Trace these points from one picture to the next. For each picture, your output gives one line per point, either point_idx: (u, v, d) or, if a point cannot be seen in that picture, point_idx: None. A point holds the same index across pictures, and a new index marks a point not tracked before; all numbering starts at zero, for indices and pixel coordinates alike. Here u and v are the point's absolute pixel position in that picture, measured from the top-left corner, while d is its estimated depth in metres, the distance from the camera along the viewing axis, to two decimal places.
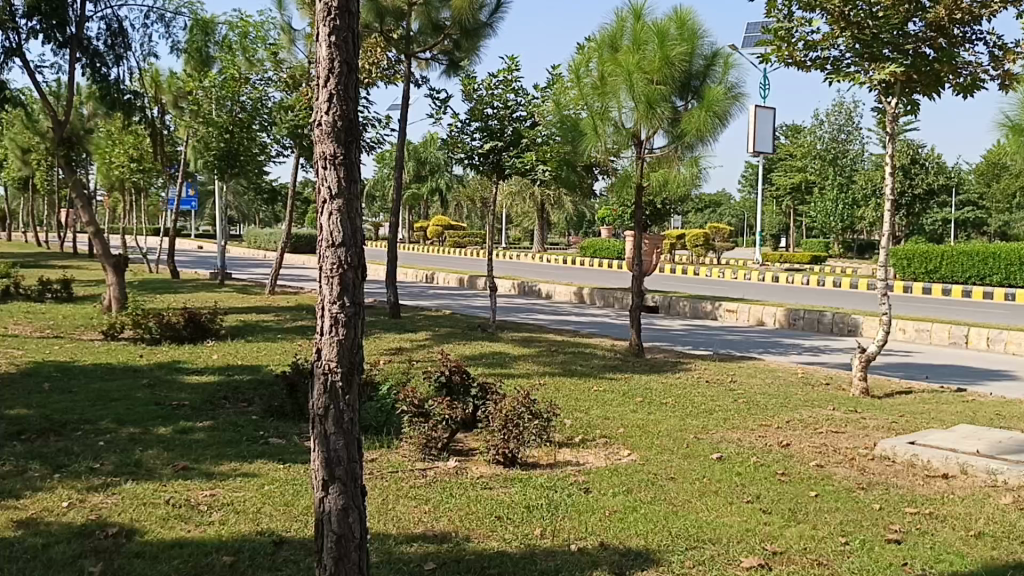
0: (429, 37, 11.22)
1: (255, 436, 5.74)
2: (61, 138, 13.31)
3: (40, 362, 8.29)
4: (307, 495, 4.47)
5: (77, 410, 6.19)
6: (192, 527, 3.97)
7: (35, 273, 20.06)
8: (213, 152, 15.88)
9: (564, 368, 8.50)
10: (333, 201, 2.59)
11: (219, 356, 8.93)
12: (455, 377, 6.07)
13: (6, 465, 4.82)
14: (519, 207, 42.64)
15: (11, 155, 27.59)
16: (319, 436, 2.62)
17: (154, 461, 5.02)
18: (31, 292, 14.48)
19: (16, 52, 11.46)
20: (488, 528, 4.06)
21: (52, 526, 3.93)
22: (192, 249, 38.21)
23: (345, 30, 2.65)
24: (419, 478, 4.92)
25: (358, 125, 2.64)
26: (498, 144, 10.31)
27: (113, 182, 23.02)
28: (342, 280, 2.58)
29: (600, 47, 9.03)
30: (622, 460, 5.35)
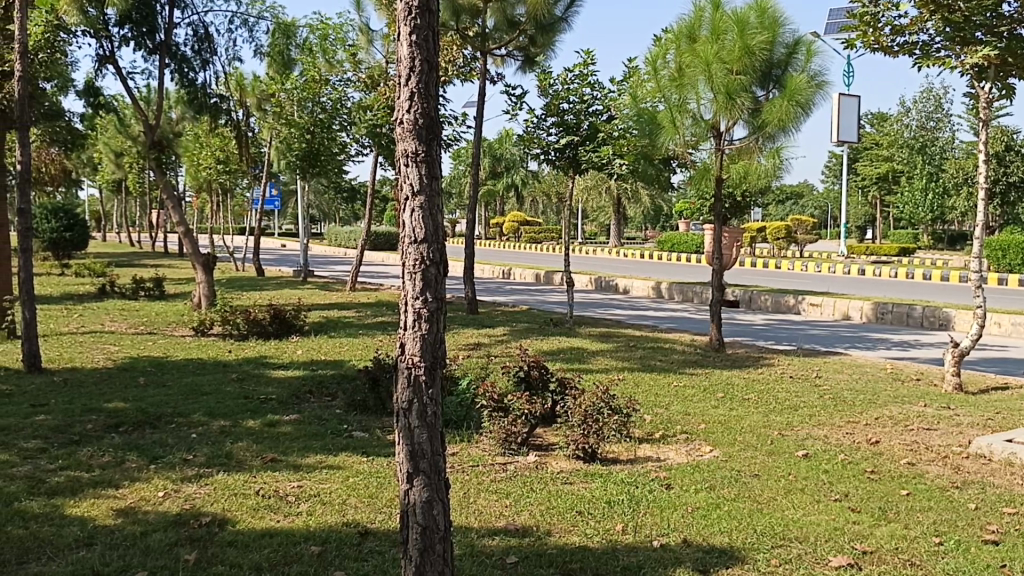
0: (504, 33, 11.23)
1: (339, 429, 5.87)
2: (152, 141, 13.79)
3: (135, 357, 8.65)
4: (390, 488, 4.55)
5: (171, 404, 6.42)
6: (281, 517, 4.09)
7: (129, 272, 20.90)
8: (295, 152, 16.33)
9: (643, 363, 8.44)
10: (415, 198, 2.62)
11: (304, 352, 9.15)
12: (534, 373, 6.08)
13: (106, 457, 5.03)
14: (596, 201, 42.44)
15: (105, 159, 28.80)
16: (403, 429, 2.65)
17: (244, 453, 5.18)
18: (126, 291, 15.07)
19: (109, 60, 11.96)
20: (570, 523, 4.07)
21: (149, 515, 4.10)
22: (275, 246, 39.17)
23: (425, 28, 2.66)
24: (499, 472, 4.96)
25: (439, 123, 2.67)
26: (574, 139, 10.35)
27: (201, 184, 23.81)
28: (425, 276, 2.61)
29: (678, 38, 8.93)
30: (704, 457, 5.28)
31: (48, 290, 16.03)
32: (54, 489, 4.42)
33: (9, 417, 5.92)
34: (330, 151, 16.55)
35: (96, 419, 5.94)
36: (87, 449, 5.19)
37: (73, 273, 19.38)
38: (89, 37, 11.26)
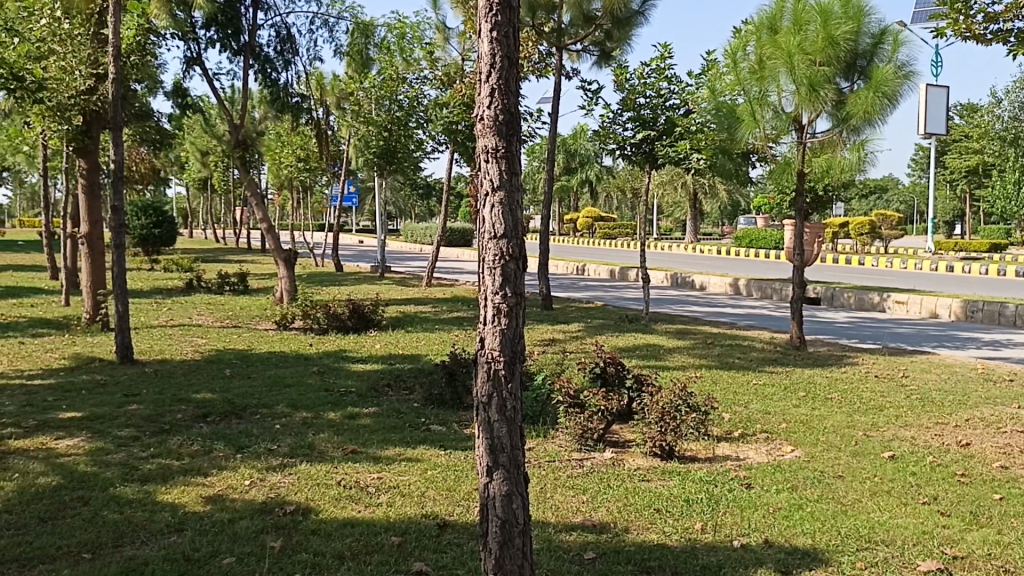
0: (580, 28, 11.19)
1: (417, 422, 5.95)
2: (236, 140, 14.18)
3: (221, 349, 8.93)
4: (468, 481, 4.59)
5: (256, 395, 6.61)
6: (362, 508, 4.17)
7: (215, 267, 21.55)
8: (373, 150, 16.58)
9: (720, 361, 8.32)
10: (495, 193, 2.64)
11: (382, 346, 9.30)
12: (610, 369, 6.04)
13: (195, 446, 5.20)
14: (671, 197, 41.95)
15: (192, 158, 29.76)
16: (483, 423, 2.68)
17: (325, 444, 5.29)
18: (211, 285, 15.53)
19: (196, 61, 12.36)
20: (648, 520, 4.04)
21: (236, 503, 4.23)
22: (353, 243, 39.89)
23: (506, 25, 2.67)
24: (576, 468, 4.95)
25: (519, 119, 2.68)
26: (651, 133, 10.20)
27: (283, 181, 24.39)
28: (504, 270, 2.62)
29: (758, 30, 8.79)
30: (786, 457, 5.18)
31: (139, 284, 16.65)
32: (146, 476, 4.59)
33: (105, 405, 6.18)
34: (407, 148, 16.76)
35: (186, 409, 6.16)
36: (177, 438, 5.38)
37: (162, 268, 20.11)
38: (178, 39, 11.67)
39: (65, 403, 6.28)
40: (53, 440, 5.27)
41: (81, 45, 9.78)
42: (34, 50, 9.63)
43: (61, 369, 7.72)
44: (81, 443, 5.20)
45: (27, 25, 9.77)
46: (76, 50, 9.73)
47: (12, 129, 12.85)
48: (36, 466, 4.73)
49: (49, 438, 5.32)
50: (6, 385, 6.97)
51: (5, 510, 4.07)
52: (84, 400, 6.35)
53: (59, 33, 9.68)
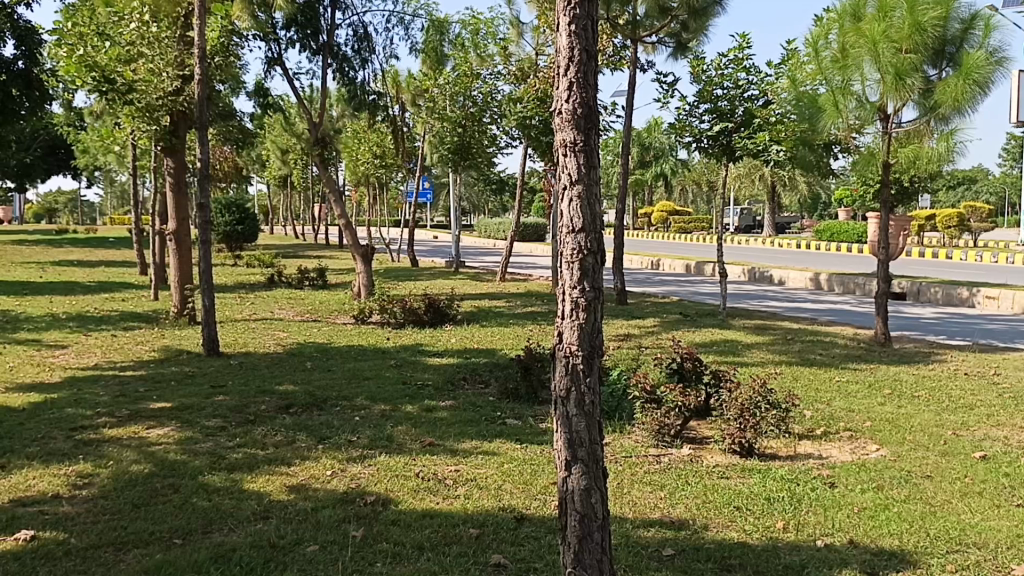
0: (655, 20, 11.07)
1: (493, 416, 5.99)
2: (315, 138, 14.47)
3: (302, 343, 9.13)
4: (544, 475, 4.61)
5: (336, 388, 6.75)
6: (440, 500, 4.22)
7: (294, 262, 22.05)
8: (448, 146, 16.73)
9: (801, 358, 8.14)
10: (573, 187, 2.63)
11: (458, 340, 9.39)
12: (687, 364, 5.96)
13: (279, 436, 5.34)
14: (749, 190, 41.17)
15: (273, 156, 30.50)
16: (561, 417, 2.68)
17: (404, 437, 5.37)
18: (292, 280, 15.91)
19: (277, 62, 12.66)
20: (727, 518, 3.99)
21: (319, 492, 4.33)
22: (429, 239, 40.31)
23: (585, 18, 2.66)
24: (654, 464, 4.92)
25: (597, 112, 2.66)
26: (728, 125, 10.04)
27: (360, 178, 24.80)
28: (583, 265, 2.61)
29: (841, 18, 8.57)
30: (871, 456, 5.05)
31: (223, 279, 17.14)
32: (232, 465, 4.73)
33: (193, 397, 6.38)
34: (481, 143, 16.86)
35: (270, 400, 6.33)
36: (261, 428, 5.54)
37: (245, 264, 20.69)
38: (259, 40, 11.99)
39: (155, 393, 6.52)
40: (145, 429, 5.47)
41: (167, 48, 10.15)
42: (124, 54, 10.01)
43: (151, 360, 8.02)
44: (170, 433, 5.39)
45: (116, 29, 10.09)
46: (163, 53, 10.11)
47: (105, 130, 13.36)
48: (130, 454, 4.92)
49: (142, 427, 5.53)
50: (100, 376, 7.28)
51: (102, 496, 4.25)
52: (173, 391, 6.58)
53: (148, 36, 10.00)
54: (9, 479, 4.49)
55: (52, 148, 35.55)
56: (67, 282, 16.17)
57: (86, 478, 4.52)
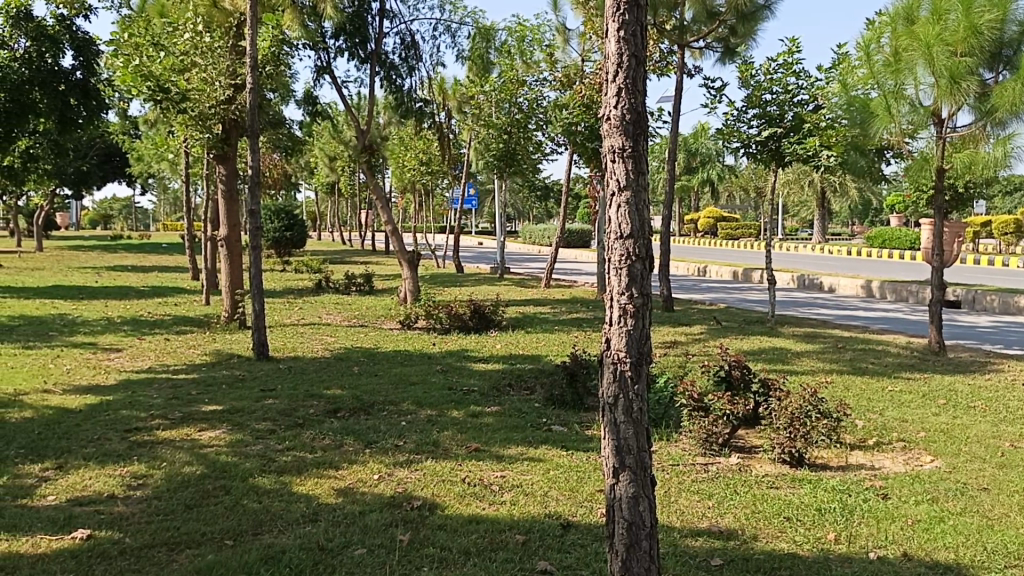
0: (703, 25, 11.01)
1: (538, 422, 5.98)
2: (363, 146, 14.63)
3: (349, 347, 9.23)
4: (591, 482, 4.59)
5: (383, 393, 6.81)
6: (487, 505, 4.23)
7: (341, 268, 22.31)
8: (493, 153, 16.81)
9: (853, 366, 8.00)
10: (622, 193, 2.62)
11: (503, 346, 9.41)
12: (735, 372, 5.91)
13: (327, 440, 5.40)
14: (797, 195, 40.63)
15: (321, 163, 30.93)
16: (609, 423, 2.67)
17: (450, 442, 5.40)
18: (339, 285, 16.09)
19: (326, 70, 12.83)
20: (778, 529, 3.93)
21: (366, 496, 4.37)
22: (475, 245, 40.47)
23: (633, 23, 2.65)
24: (702, 473, 4.86)
25: (646, 118, 2.65)
26: (777, 131, 9.89)
27: (407, 184, 25.00)
28: (631, 271, 2.60)
29: (894, 21, 8.43)
30: (924, 467, 4.94)
31: (272, 285, 17.42)
32: (282, 468, 4.80)
33: (243, 400, 6.49)
34: (527, 150, 16.91)
35: (318, 404, 6.40)
36: (310, 431, 5.60)
37: (294, 269, 20.98)
38: (309, 49, 12.18)
39: (207, 396, 6.65)
40: (197, 432, 5.57)
41: (220, 57, 10.30)
42: (178, 63, 10.25)
43: (203, 364, 8.17)
44: (222, 435, 5.49)
45: (172, 39, 10.29)
46: (216, 62, 10.26)
47: (159, 139, 13.69)
48: (182, 456, 5.01)
49: (193, 429, 5.63)
50: (154, 379, 7.43)
51: (156, 496, 4.34)
52: (224, 394, 6.70)
53: (200, 46, 10.20)
54: (67, 478, 4.61)
55: (107, 156, 36.56)
56: (122, 287, 16.55)
57: (140, 479, 4.62)
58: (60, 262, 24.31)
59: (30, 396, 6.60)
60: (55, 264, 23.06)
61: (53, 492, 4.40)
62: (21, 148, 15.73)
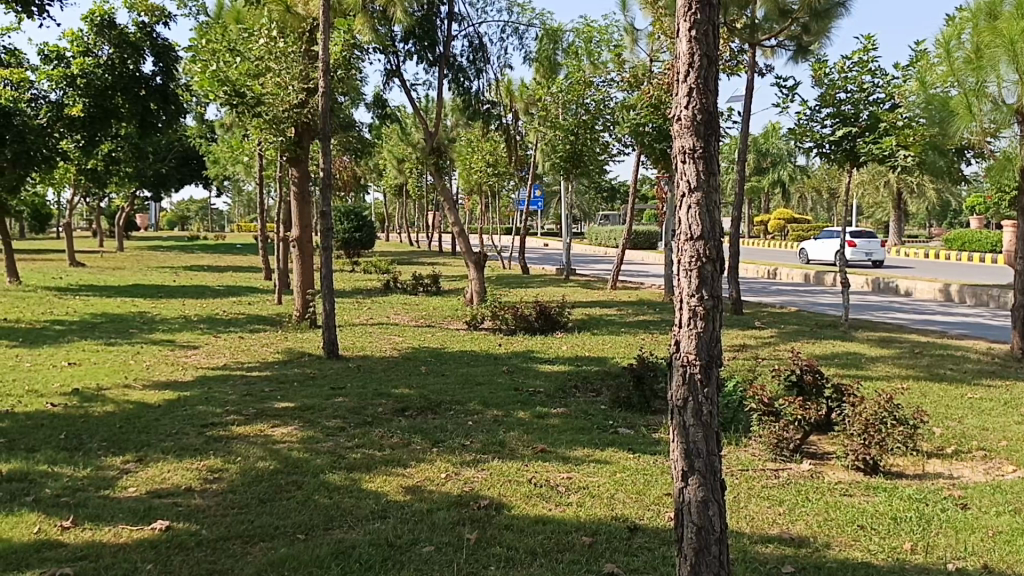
0: (775, 23, 10.83)
1: (605, 424, 5.96)
2: (431, 148, 14.78)
3: (416, 347, 9.33)
4: (658, 486, 4.55)
5: (450, 392, 6.87)
6: (553, 506, 4.23)
7: (408, 269, 22.56)
8: (560, 154, 16.81)
9: (930, 372, 7.77)
10: (692, 194, 2.60)
11: (569, 347, 9.41)
12: (807, 377, 5.79)
13: (395, 438, 5.48)
14: (873, 196, 39.53)
15: (389, 165, 31.34)
16: (678, 427, 2.64)
17: (516, 442, 5.42)
18: (406, 286, 16.27)
19: (395, 73, 13.01)
20: (851, 537, 3.85)
21: (434, 494, 4.41)
22: (540, 247, 40.46)
23: (705, 23, 2.62)
24: (772, 478, 4.79)
25: (718, 117, 2.62)
26: (852, 130, 9.69)
27: (474, 186, 25.15)
28: (701, 273, 2.57)
29: (976, 17, 8.20)
30: (1006, 477, 4.76)
31: (341, 285, 17.73)
32: (352, 465, 4.88)
33: (314, 397, 6.62)
34: (593, 150, 16.87)
35: (387, 402, 6.49)
36: (379, 430, 5.69)
37: (363, 269, 21.33)
38: (379, 53, 12.39)
39: (280, 393, 6.80)
40: (270, 428, 5.70)
41: (294, 62, 10.52)
42: (254, 68, 10.49)
43: (275, 362, 8.35)
44: (293, 432, 5.60)
45: (247, 44, 10.63)
46: (290, 67, 10.45)
47: (235, 142, 14.08)
48: (256, 451, 5.13)
49: (267, 425, 5.76)
50: (229, 376, 7.63)
51: (231, 490, 4.46)
52: (295, 391, 6.85)
53: (275, 51, 10.41)
54: (147, 471, 4.77)
55: (185, 159, 37.70)
56: (199, 286, 17.05)
57: (216, 472, 4.75)
58: (141, 261, 25.14)
59: (112, 391, 6.84)
60: (136, 263, 23.86)
61: (134, 483, 4.55)
62: (104, 152, 16.25)
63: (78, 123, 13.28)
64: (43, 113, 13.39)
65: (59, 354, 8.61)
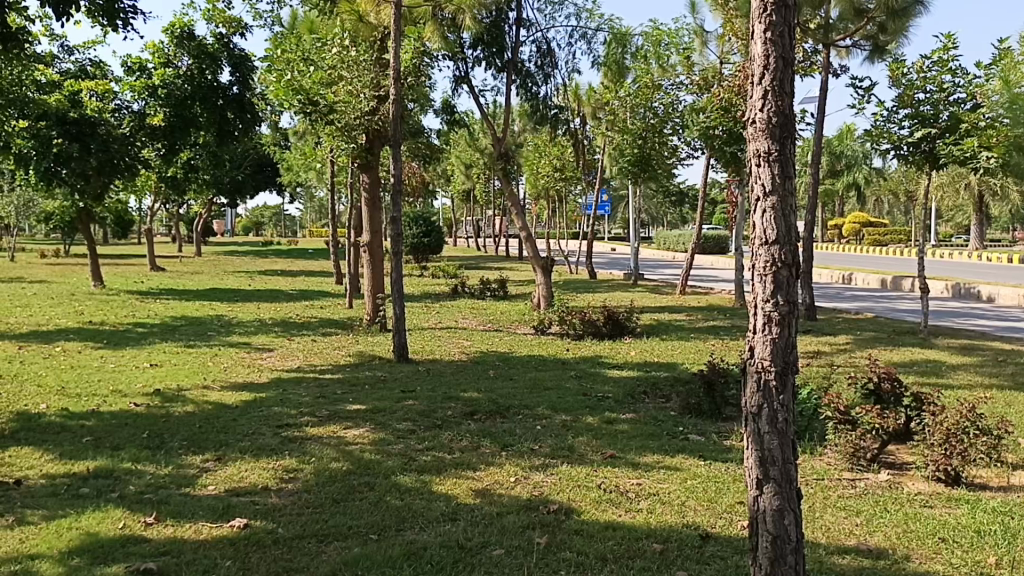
0: (850, 22, 10.60)
1: (675, 431, 5.90)
2: (500, 153, 14.84)
3: (485, 351, 9.40)
4: (731, 494, 4.48)
5: (519, 397, 6.90)
6: (623, 512, 4.21)
7: (476, 274, 22.71)
8: (628, 158, 16.73)
9: (1015, 381, 7.47)
10: (767, 198, 2.56)
11: (638, 353, 9.34)
12: (885, 385, 5.65)
13: (465, 441, 5.51)
14: (953, 199, 38.23)
15: (457, 170, 31.64)
16: (753, 434, 2.61)
17: (585, 448, 5.41)
18: (474, 290, 16.40)
19: (464, 79, 13.13)
20: (932, 549, 3.74)
21: (503, 498, 4.43)
22: (608, 251, 40.25)
23: (781, 24, 2.59)
24: (849, 488, 4.68)
25: (794, 120, 2.57)
26: (931, 131, 9.29)
27: (541, 191, 25.21)
28: (776, 278, 2.53)
29: None
30: None
31: (410, 289, 17.97)
32: (423, 467, 4.93)
33: (385, 400, 6.72)
34: (662, 154, 16.72)
35: (456, 406, 6.55)
36: (449, 433, 5.74)
37: (431, 274, 21.56)
38: (448, 59, 12.54)
39: (352, 396, 6.91)
40: (342, 429, 5.81)
41: (366, 70, 10.54)
42: (326, 77, 10.65)
43: (347, 365, 8.51)
44: (365, 434, 5.70)
45: (320, 54, 10.82)
46: (360, 76, 10.49)
47: (308, 150, 14.44)
48: (329, 452, 5.23)
49: (340, 427, 5.87)
50: (303, 378, 7.80)
51: (306, 490, 4.56)
52: (367, 394, 6.96)
53: (347, 59, 10.51)
54: (226, 470, 4.91)
55: (260, 166, 38.83)
56: (273, 290, 17.46)
57: (292, 472, 4.86)
58: (218, 265, 25.91)
59: (192, 392, 7.07)
60: (213, 268, 24.57)
61: (213, 482, 4.69)
62: (183, 159, 16.84)
63: (160, 132, 13.91)
64: (125, 123, 13.88)
65: (141, 355, 8.93)
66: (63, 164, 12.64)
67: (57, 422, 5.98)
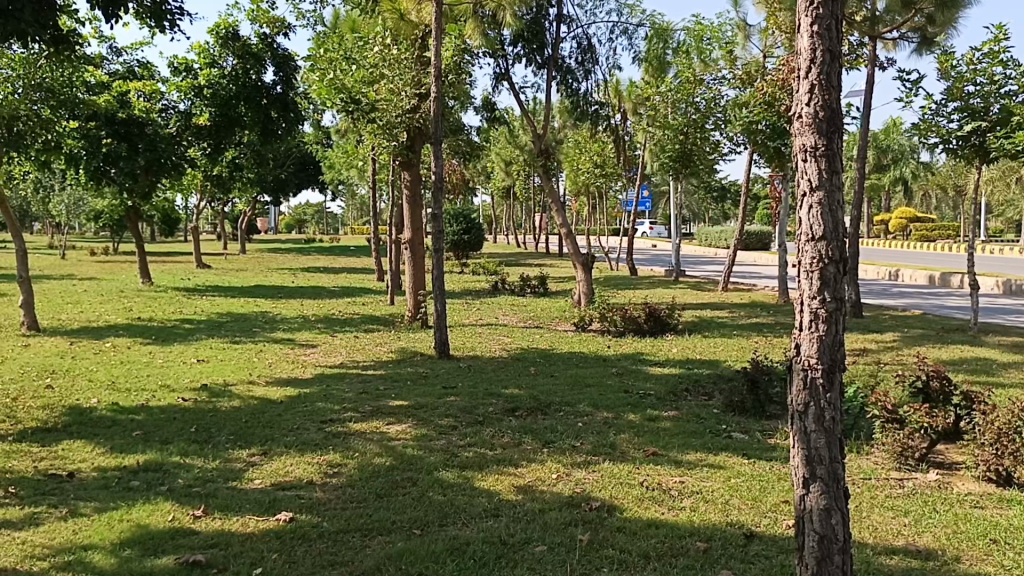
0: (898, 14, 10.39)
1: (718, 429, 5.85)
2: (540, 150, 14.86)
3: (525, 348, 9.41)
4: (775, 493, 4.43)
5: (560, 393, 6.89)
6: (666, 510, 4.19)
7: (516, 270, 22.75)
8: (668, 154, 16.63)
9: None
10: (814, 194, 2.53)
11: (680, 350, 9.29)
12: (934, 383, 5.55)
13: (506, 438, 5.53)
14: (1004, 193, 37.35)
15: (497, 168, 31.71)
16: (799, 432, 2.58)
17: (627, 445, 5.39)
18: (514, 287, 16.42)
19: (505, 77, 13.16)
20: (983, 551, 3.66)
21: (546, 494, 4.44)
22: (649, 248, 40.07)
23: (828, 17, 2.55)
24: (896, 488, 4.60)
25: (841, 115, 2.53)
26: (981, 125, 9.09)
27: (581, 187, 25.18)
28: (823, 274, 2.50)
29: None
30: None
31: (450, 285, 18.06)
32: (465, 463, 4.95)
33: (428, 396, 6.76)
34: (703, 150, 16.59)
35: (497, 402, 6.57)
36: (490, 429, 5.76)
37: (472, 271, 21.65)
38: (488, 57, 12.58)
39: (394, 392, 6.97)
40: (386, 425, 5.86)
41: (407, 69, 10.61)
42: (368, 75, 10.77)
43: (389, 360, 8.57)
44: (408, 429, 5.74)
45: (362, 53, 10.92)
46: (402, 73, 10.56)
47: (350, 148, 14.58)
48: (372, 448, 5.28)
49: (383, 423, 5.92)
50: (346, 374, 7.88)
51: (350, 484, 4.61)
52: (409, 390, 7.01)
53: (389, 58, 10.55)
54: (272, 464, 4.98)
55: (303, 164, 39.27)
56: (316, 287, 17.68)
57: (336, 467, 4.91)
58: (262, 263, 26.27)
59: (238, 387, 7.18)
60: (258, 265, 24.94)
61: (260, 475, 4.76)
62: (229, 158, 17.11)
63: (205, 131, 14.22)
64: (173, 122, 14.12)
65: (188, 350, 9.09)
66: (113, 163, 13.12)
67: (108, 416, 6.12)
